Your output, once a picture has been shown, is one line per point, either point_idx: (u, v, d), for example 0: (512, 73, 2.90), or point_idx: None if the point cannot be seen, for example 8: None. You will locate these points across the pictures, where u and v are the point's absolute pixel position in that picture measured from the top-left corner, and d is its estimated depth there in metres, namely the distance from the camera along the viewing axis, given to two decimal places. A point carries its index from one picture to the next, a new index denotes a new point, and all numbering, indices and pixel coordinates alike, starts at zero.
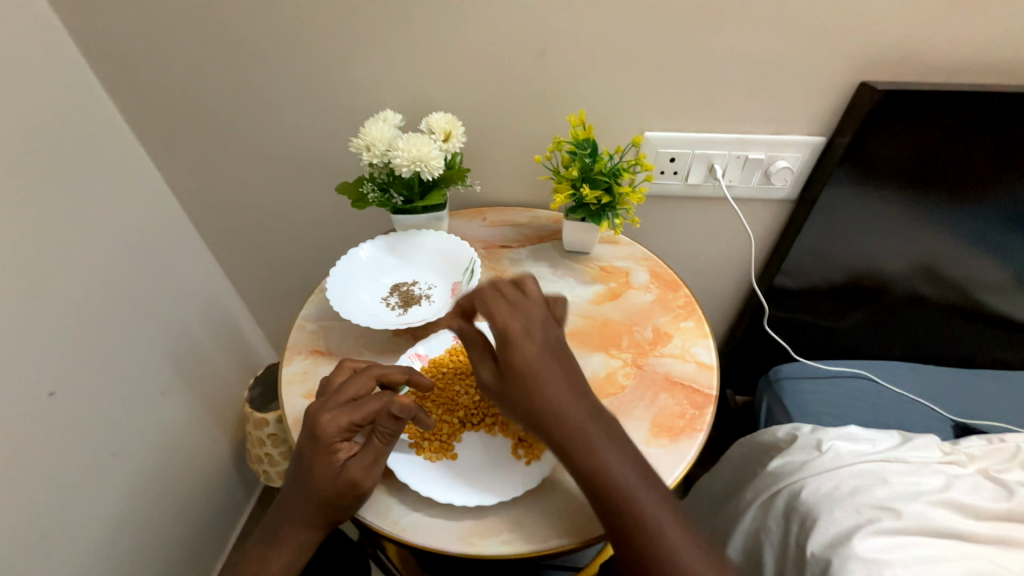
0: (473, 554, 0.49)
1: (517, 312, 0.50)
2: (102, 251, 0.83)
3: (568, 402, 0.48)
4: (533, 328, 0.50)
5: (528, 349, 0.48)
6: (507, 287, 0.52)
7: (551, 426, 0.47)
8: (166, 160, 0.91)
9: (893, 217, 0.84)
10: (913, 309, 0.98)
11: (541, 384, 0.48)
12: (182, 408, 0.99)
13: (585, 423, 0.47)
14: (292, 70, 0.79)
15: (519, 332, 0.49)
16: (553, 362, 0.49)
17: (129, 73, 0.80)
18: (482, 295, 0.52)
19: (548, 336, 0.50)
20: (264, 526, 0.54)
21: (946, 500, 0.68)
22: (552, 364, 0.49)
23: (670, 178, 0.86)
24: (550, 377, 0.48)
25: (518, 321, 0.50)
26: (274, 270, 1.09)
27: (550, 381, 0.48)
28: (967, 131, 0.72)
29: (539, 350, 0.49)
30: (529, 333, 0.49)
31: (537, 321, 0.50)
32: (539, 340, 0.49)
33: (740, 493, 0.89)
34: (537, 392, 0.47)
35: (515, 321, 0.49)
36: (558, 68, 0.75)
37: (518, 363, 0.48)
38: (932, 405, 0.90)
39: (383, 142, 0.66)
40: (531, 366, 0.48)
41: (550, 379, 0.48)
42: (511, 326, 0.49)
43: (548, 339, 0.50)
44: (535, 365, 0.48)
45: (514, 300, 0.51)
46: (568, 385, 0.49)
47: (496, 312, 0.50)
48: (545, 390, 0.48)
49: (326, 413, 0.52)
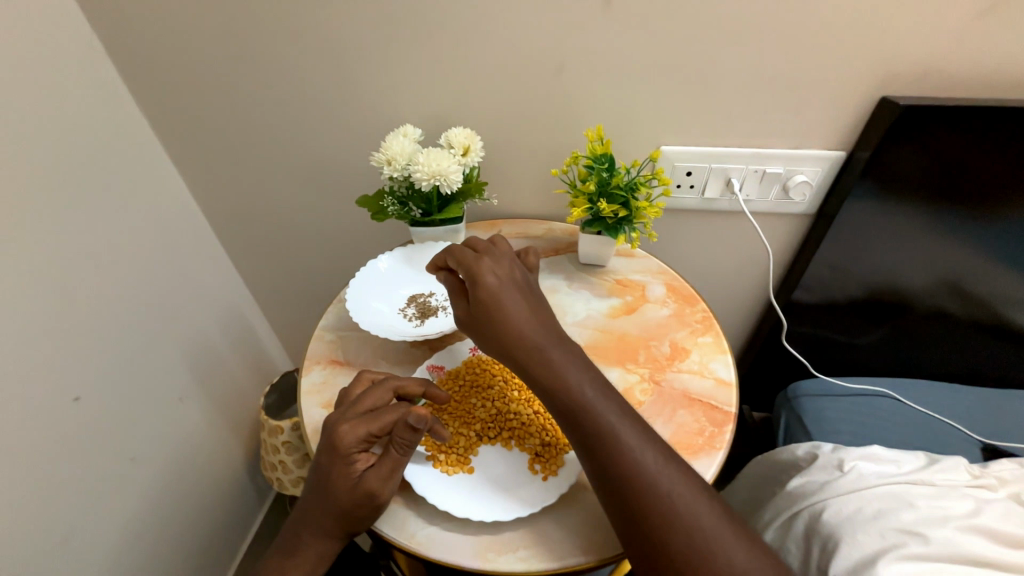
0: (489, 570, 0.48)
1: (486, 255, 0.57)
2: (128, 259, 0.86)
3: (530, 327, 0.53)
4: (498, 266, 0.56)
5: (494, 283, 0.55)
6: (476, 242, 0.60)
7: (515, 347, 0.53)
8: (193, 172, 0.94)
9: (916, 231, 0.82)
10: (938, 326, 0.95)
11: (503, 307, 0.53)
12: (200, 414, 1.01)
13: (546, 346, 0.52)
14: (315, 86, 0.81)
15: (486, 268, 0.55)
16: (516, 294, 0.55)
17: (162, 90, 0.84)
18: (457, 247, 0.60)
19: (513, 274, 0.57)
20: (284, 535, 0.55)
21: (976, 527, 0.66)
22: (516, 295, 0.55)
23: (686, 192, 0.86)
24: (512, 304, 0.54)
25: (486, 260, 0.56)
26: (293, 279, 1.11)
27: (514, 309, 0.54)
28: (993, 145, 0.71)
29: (502, 283, 0.55)
30: (495, 270, 0.56)
31: (503, 263, 0.57)
32: (503, 276, 0.56)
33: (757, 512, 0.87)
34: (502, 317, 0.53)
35: (482, 260, 0.56)
36: (575, 83, 0.76)
37: (484, 292, 0.54)
38: (960, 425, 0.87)
39: (403, 157, 0.68)
40: (495, 295, 0.54)
41: (511, 306, 0.54)
42: (478, 263, 0.56)
43: (513, 276, 0.56)
44: (499, 294, 0.54)
45: (484, 248, 0.58)
46: (530, 312, 0.54)
47: (465, 255, 0.57)
48: (508, 315, 0.53)
49: (343, 424, 0.53)
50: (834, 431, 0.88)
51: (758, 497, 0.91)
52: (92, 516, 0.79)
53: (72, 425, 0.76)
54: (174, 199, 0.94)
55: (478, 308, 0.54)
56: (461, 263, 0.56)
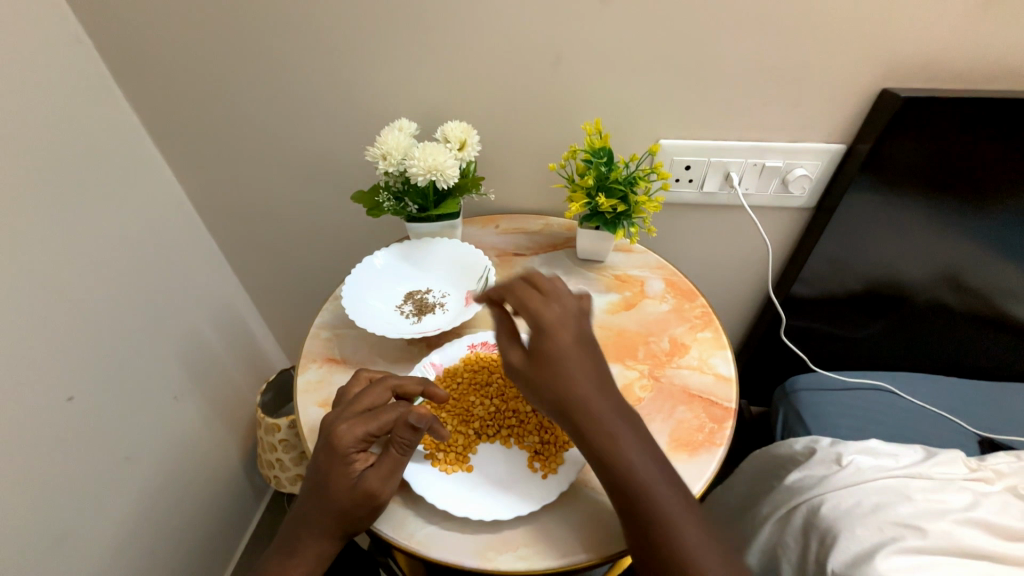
0: (489, 569, 0.48)
1: (555, 304, 0.49)
2: (121, 257, 0.84)
3: (595, 391, 0.48)
4: (568, 320, 0.49)
5: (562, 340, 0.48)
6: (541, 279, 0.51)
7: (578, 414, 0.47)
8: (185, 168, 0.93)
9: (915, 225, 0.82)
10: (936, 319, 0.95)
11: (568, 370, 0.47)
12: (196, 413, 1.00)
13: (609, 414, 0.48)
14: (308, 80, 0.80)
15: (556, 323, 0.48)
16: (585, 354, 0.49)
17: (151, 84, 0.82)
18: (521, 285, 0.51)
19: (583, 328, 0.50)
20: (281, 538, 0.54)
21: (974, 519, 0.66)
22: (584, 353, 0.49)
23: (685, 186, 0.85)
24: (581, 368, 0.48)
25: (555, 311, 0.49)
26: (288, 276, 1.09)
27: (583, 373, 0.48)
28: (994, 137, 0.71)
29: (572, 340, 0.48)
30: (565, 325, 0.49)
31: (572, 313, 0.50)
32: (573, 331, 0.49)
33: (756, 507, 0.87)
34: (566, 380, 0.47)
35: (552, 312, 0.48)
36: (573, 75, 0.75)
37: (553, 352, 0.48)
38: (957, 418, 0.88)
39: (399, 151, 0.66)
40: (564, 356, 0.48)
41: (579, 370, 0.48)
42: (548, 316, 0.48)
43: (582, 330, 0.50)
44: (568, 355, 0.48)
45: (552, 293, 0.50)
46: (595, 375, 0.49)
47: (532, 302, 0.49)
48: (574, 379, 0.47)
49: (342, 423, 0.52)
50: (832, 426, 0.88)
51: (756, 491, 0.91)
52: (88, 517, 0.78)
53: (66, 425, 0.75)
54: (166, 195, 0.93)
55: (544, 368, 0.48)
56: (526, 312, 0.48)
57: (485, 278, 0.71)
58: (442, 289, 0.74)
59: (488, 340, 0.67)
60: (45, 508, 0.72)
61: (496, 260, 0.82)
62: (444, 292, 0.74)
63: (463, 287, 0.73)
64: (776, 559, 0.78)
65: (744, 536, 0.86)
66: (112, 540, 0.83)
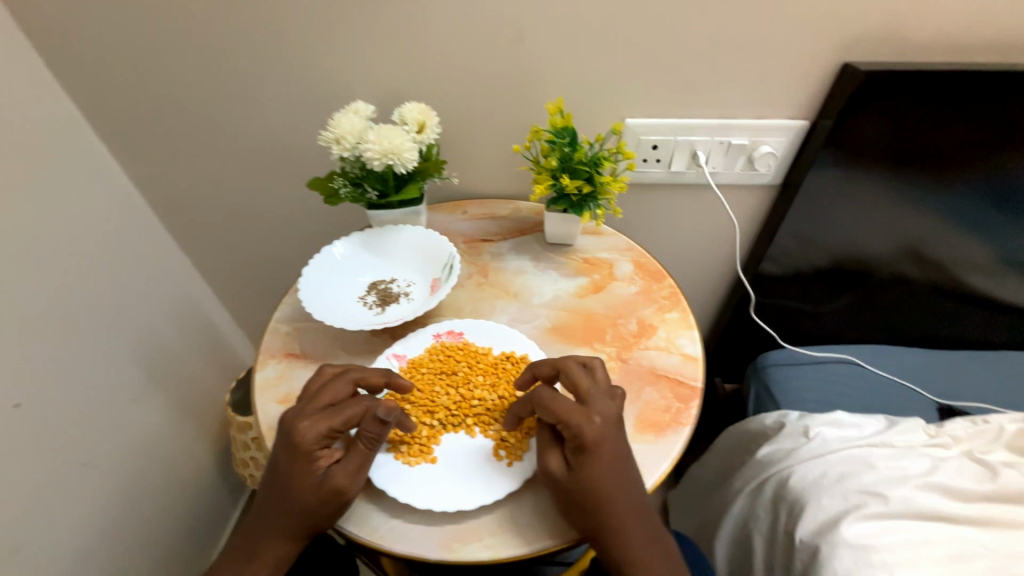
0: (454, 560, 0.48)
1: (599, 404, 0.51)
2: (66, 254, 0.79)
3: (627, 494, 0.49)
4: (611, 422, 0.50)
5: (606, 453, 0.49)
6: (582, 378, 0.53)
7: (609, 514, 0.48)
8: (131, 159, 0.87)
9: (877, 199, 0.83)
10: (898, 292, 0.97)
11: (606, 475, 0.48)
12: (160, 415, 0.96)
13: (633, 512, 0.49)
14: (257, 60, 0.75)
15: (599, 430, 0.49)
16: (623, 456, 0.50)
17: (85, 68, 0.76)
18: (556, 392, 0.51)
19: (622, 430, 0.51)
20: (240, 541, 0.52)
21: (933, 484, 0.68)
22: (622, 458, 0.50)
23: (652, 166, 0.84)
24: (618, 472, 0.49)
25: (599, 411, 0.50)
26: (251, 269, 1.05)
27: (619, 475, 0.49)
28: (950, 111, 0.72)
29: (614, 443, 0.49)
30: (608, 426, 0.50)
31: (614, 413, 0.51)
32: (615, 433, 0.50)
33: (729, 481, 0.89)
34: (602, 483, 0.48)
35: (597, 412, 0.50)
36: (535, 53, 0.73)
37: (596, 454, 0.48)
38: (917, 387, 0.90)
39: (353, 135, 0.64)
40: (605, 459, 0.48)
41: (616, 476, 0.48)
42: (593, 415, 0.49)
43: (621, 432, 0.51)
44: (608, 459, 0.49)
45: (596, 390, 0.52)
46: (630, 481, 0.49)
47: (574, 409, 0.49)
48: (612, 487, 0.48)
49: (304, 421, 0.50)
50: (799, 399, 0.90)
51: (729, 466, 0.93)
52: (49, 526, 0.76)
53: (18, 434, 0.71)
54: (113, 187, 0.87)
55: (586, 472, 0.48)
56: (569, 417, 0.49)
57: (449, 265, 0.69)
58: (407, 278, 0.73)
59: (453, 328, 0.66)
60: (1, 520, 0.69)
61: (463, 246, 0.80)
62: (409, 281, 0.72)
63: (428, 276, 0.72)
64: (747, 531, 0.80)
65: (718, 510, 0.88)
66: (77, 550, 0.80)
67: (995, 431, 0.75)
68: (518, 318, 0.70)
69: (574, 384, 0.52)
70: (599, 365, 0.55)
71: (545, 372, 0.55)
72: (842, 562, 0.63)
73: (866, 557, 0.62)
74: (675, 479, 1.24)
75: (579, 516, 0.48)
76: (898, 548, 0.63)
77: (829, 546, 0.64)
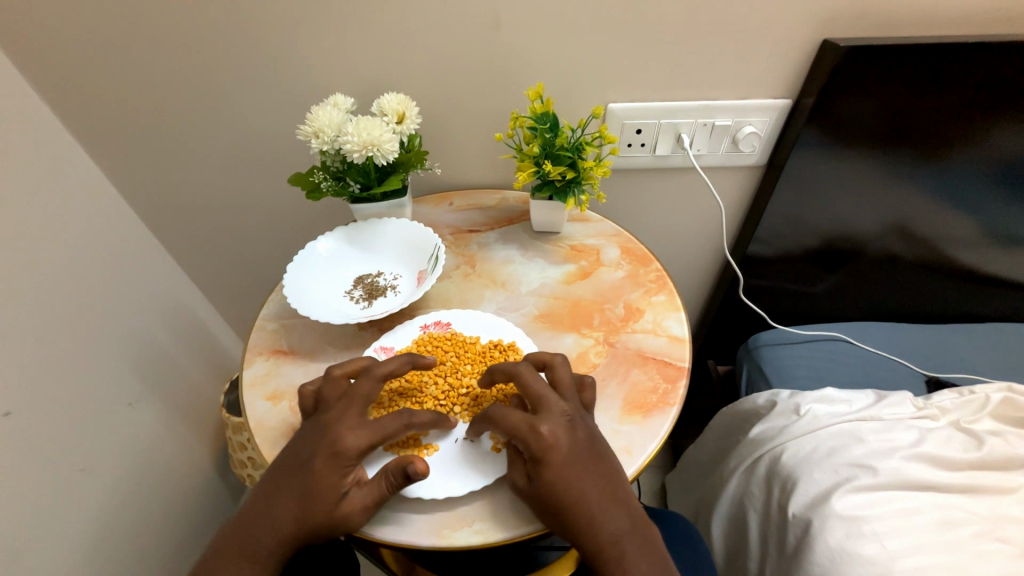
0: (445, 546, 0.48)
1: (548, 412, 0.51)
2: (50, 262, 0.78)
3: (595, 492, 0.49)
4: (562, 428, 0.50)
5: (561, 462, 0.49)
6: (537, 381, 0.53)
7: (573, 516, 0.48)
8: (113, 165, 0.86)
9: (863, 175, 0.83)
10: (888, 268, 0.98)
11: (568, 481, 0.48)
12: (155, 420, 0.95)
13: (598, 508, 0.49)
14: (232, 57, 0.74)
15: (551, 438, 0.49)
16: (582, 460, 0.50)
17: (59, 73, 0.75)
18: (498, 408, 0.52)
19: (579, 432, 0.51)
20: (238, 542, 0.50)
21: (921, 455, 0.69)
22: (578, 462, 0.49)
23: (637, 150, 0.84)
24: (579, 476, 0.49)
25: (547, 420, 0.50)
26: (239, 269, 1.05)
27: (579, 479, 0.49)
28: (931, 82, 0.71)
29: (567, 450, 0.49)
30: (558, 434, 0.50)
31: (565, 417, 0.51)
32: (567, 440, 0.50)
33: (724, 460, 0.90)
34: (565, 488, 0.48)
35: (545, 420, 0.50)
36: (515, 39, 0.72)
37: (549, 465, 0.48)
38: (905, 361, 0.91)
39: (331, 128, 0.63)
40: (562, 467, 0.48)
41: (578, 480, 0.48)
42: (540, 425, 0.50)
43: (577, 435, 0.51)
44: (564, 467, 0.49)
45: (547, 395, 0.52)
46: (597, 478, 0.49)
47: (519, 422, 0.50)
48: (574, 490, 0.48)
49: (347, 430, 0.50)
50: (791, 377, 0.90)
51: (723, 447, 0.94)
52: (58, 529, 0.75)
53: (17, 439, 0.70)
54: (94, 191, 0.86)
55: (542, 483, 0.48)
56: (515, 433, 0.50)
57: (435, 256, 0.69)
58: (393, 271, 0.73)
59: (440, 319, 0.66)
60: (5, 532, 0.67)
61: (450, 238, 0.81)
62: (396, 275, 0.73)
63: (414, 268, 0.73)
64: (743, 509, 0.81)
65: (715, 489, 0.89)
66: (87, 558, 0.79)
67: (981, 400, 0.76)
68: (506, 307, 0.70)
69: (524, 390, 0.53)
70: (562, 359, 0.56)
71: (500, 375, 0.55)
72: (834, 533, 0.64)
73: (858, 528, 0.64)
74: (673, 462, 1.26)
75: (547, 521, 0.48)
76: (888, 518, 0.64)
77: (821, 519, 0.66)
